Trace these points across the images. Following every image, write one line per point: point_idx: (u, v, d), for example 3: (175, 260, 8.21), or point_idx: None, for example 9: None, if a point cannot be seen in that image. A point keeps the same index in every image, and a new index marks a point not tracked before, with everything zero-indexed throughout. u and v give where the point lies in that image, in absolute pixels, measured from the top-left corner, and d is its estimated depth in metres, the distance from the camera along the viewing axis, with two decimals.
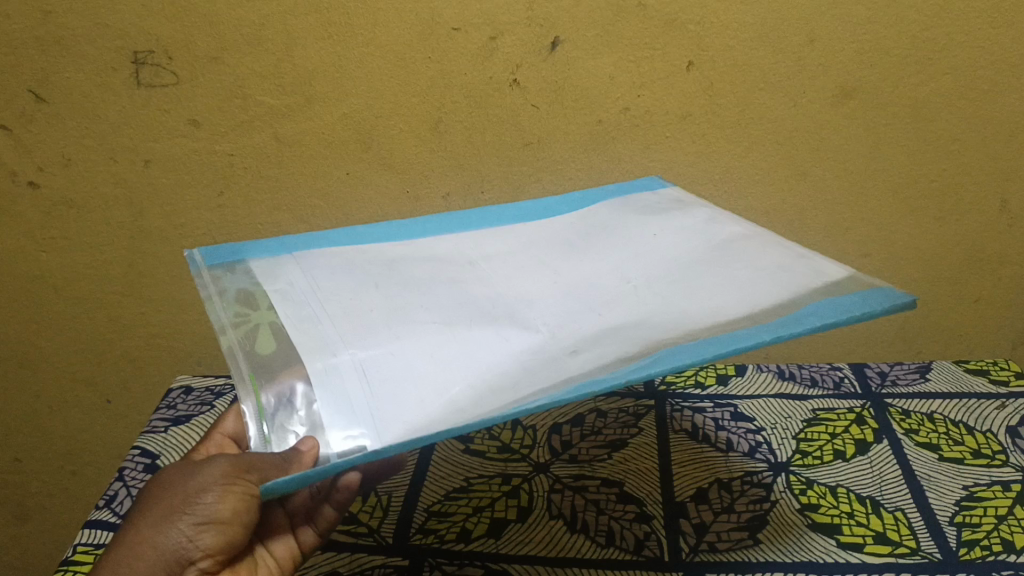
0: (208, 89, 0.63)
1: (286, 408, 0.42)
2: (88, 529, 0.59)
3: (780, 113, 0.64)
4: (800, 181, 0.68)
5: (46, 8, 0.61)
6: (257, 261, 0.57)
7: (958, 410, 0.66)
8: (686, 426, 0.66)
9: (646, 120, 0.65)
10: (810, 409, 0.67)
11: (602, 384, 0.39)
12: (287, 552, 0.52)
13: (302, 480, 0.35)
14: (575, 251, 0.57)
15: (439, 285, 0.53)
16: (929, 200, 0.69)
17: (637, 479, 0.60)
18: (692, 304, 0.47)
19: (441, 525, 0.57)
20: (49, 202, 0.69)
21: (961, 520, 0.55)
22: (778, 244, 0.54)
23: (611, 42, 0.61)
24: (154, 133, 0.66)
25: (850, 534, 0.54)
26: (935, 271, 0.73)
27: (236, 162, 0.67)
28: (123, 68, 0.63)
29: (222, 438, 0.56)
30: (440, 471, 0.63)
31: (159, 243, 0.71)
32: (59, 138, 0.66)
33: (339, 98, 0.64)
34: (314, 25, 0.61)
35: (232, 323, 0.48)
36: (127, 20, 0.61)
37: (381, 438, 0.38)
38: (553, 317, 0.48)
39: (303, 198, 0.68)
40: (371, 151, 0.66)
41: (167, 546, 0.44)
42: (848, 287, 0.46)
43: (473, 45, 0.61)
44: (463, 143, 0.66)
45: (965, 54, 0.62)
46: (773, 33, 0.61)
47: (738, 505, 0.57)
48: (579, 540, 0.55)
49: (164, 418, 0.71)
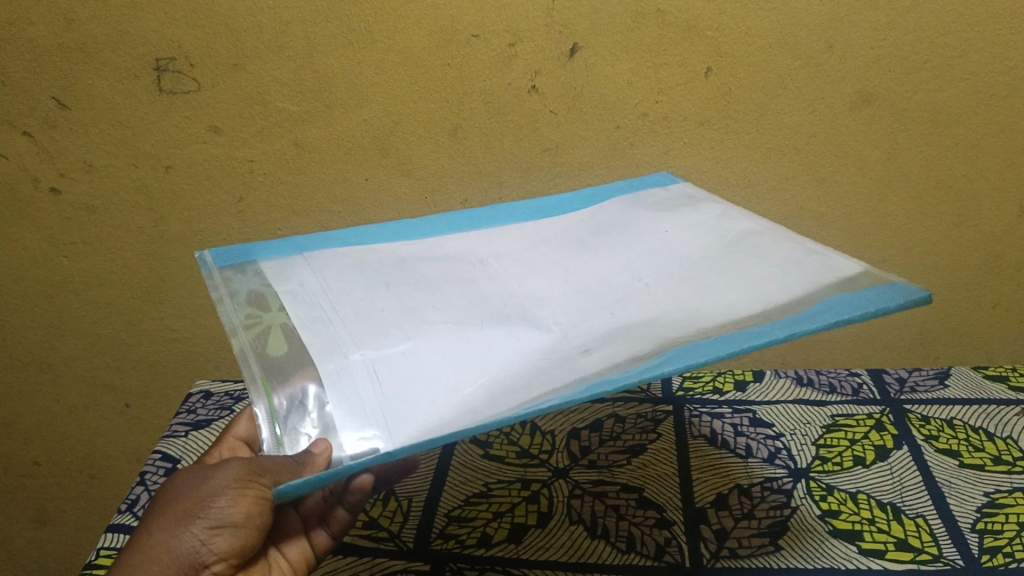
0: (229, 95, 0.64)
1: (298, 410, 0.42)
2: (111, 532, 0.60)
3: (798, 118, 0.65)
4: (818, 187, 0.68)
5: (69, 16, 0.61)
6: (268, 263, 0.57)
7: (977, 416, 0.66)
8: (705, 431, 0.66)
9: (664, 126, 0.65)
10: (828, 415, 0.67)
11: (614, 383, 0.39)
12: (300, 554, 0.52)
13: (313, 483, 0.36)
14: (586, 249, 0.57)
15: (450, 284, 0.53)
16: (948, 205, 0.69)
17: (657, 484, 0.60)
18: (705, 303, 0.47)
19: (461, 530, 0.57)
20: (70, 207, 0.70)
21: (983, 526, 0.55)
22: (789, 239, 0.54)
23: (630, 49, 0.62)
24: (175, 139, 0.66)
25: (872, 540, 0.54)
26: (954, 276, 0.73)
27: (256, 168, 0.67)
28: (146, 76, 0.63)
29: (235, 441, 0.56)
30: (459, 476, 0.63)
31: (179, 248, 0.72)
32: (81, 144, 0.67)
33: (359, 105, 0.64)
34: (335, 32, 0.61)
35: (244, 324, 0.49)
36: (150, 27, 0.61)
37: (394, 438, 0.38)
38: (565, 316, 0.48)
39: (322, 203, 0.69)
40: (390, 158, 0.67)
41: (182, 550, 0.44)
42: (864, 283, 0.46)
43: (492, 52, 0.62)
44: (482, 149, 0.66)
45: (985, 60, 0.62)
46: (791, 39, 0.61)
47: (759, 511, 0.57)
48: (600, 545, 0.55)
49: (184, 422, 0.72)
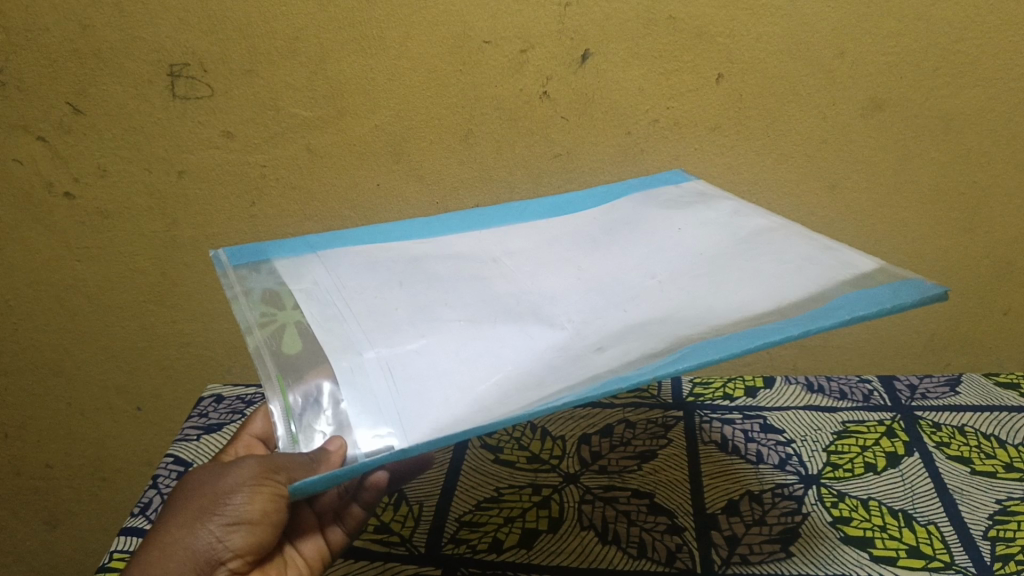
0: (242, 101, 0.64)
1: (313, 408, 0.43)
2: (124, 535, 0.60)
3: (809, 124, 0.65)
4: (828, 194, 0.68)
5: (84, 22, 0.62)
6: (282, 261, 0.58)
7: (988, 423, 0.66)
8: (716, 437, 0.66)
9: (675, 132, 0.65)
10: (839, 421, 0.67)
11: (628, 380, 0.39)
12: (317, 551, 0.52)
13: (330, 479, 0.36)
14: (599, 246, 0.57)
15: (463, 282, 0.53)
16: (959, 212, 0.69)
17: (667, 490, 0.60)
18: (720, 301, 0.47)
19: (473, 535, 0.58)
20: (84, 211, 0.70)
21: (995, 533, 0.55)
22: (803, 236, 0.54)
23: (642, 55, 0.62)
24: (188, 144, 0.66)
25: (884, 547, 0.54)
26: (964, 282, 0.72)
27: (269, 173, 0.68)
28: (160, 81, 0.64)
29: (251, 439, 0.56)
30: (471, 481, 0.63)
31: (191, 252, 0.72)
32: (95, 150, 0.67)
33: (370, 111, 0.65)
34: (348, 38, 0.61)
35: (259, 323, 0.49)
36: (164, 33, 0.62)
37: (407, 435, 0.38)
38: (579, 313, 0.49)
39: (334, 208, 0.69)
40: (402, 164, 0.67)
41: (198, 547, 0.44)
42: (878, 280, 0.46)
43: (503, 58, 0.62)
44: (493, 154, 0.67)
45: (997, 66, 0.62)
46: (801, 45, 0.61)
47: (770, 517, 0.57)
48: (611, 551, 0.55)
49: (196, 426, 0.72)
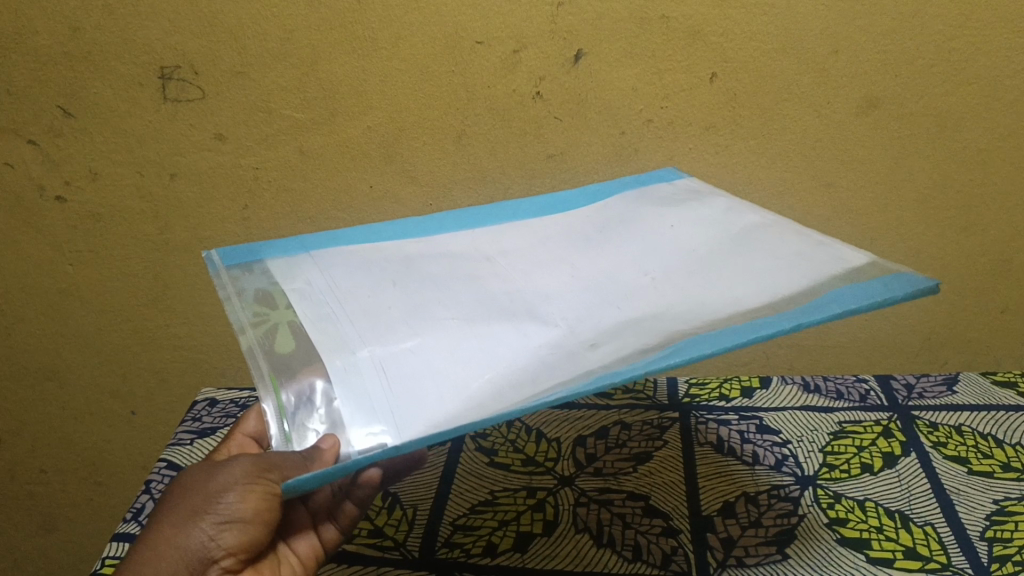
0: (233, 103, 0.64)
1: (306, 406, 0.42)
2: (117, 541, 0.60)
3: (804, 123, 0.64)
4: (824, 193, 0.68)
5: (74, 25, 0.61)
6: (276, 262, 0.57)
7: (986, 423, 0.66)
8: (712, 439, 0.65)
9: (669, 131, 0.65)
10: (835, 421, 0.67)
11: (622, 374, 0.39)
12: (310, 549, 0.52)
13: (323, 478, 0.36)
14: (592, 245, 0.57)
15: (457, 281, 0.53)
16: (956, 210, 0.68)
17: (663, 492, 0.60)
18: (713, 297, 0.46)
19: (467, 539, 0.57)
20: (76, 215, 0.70)
21: (992, 534, 0.54)
22: (796, 233, 0.54)
23: (635, 54, 0.61)
24: (180, 148, 0.66)
25: (880, 549, 0.54)
26: (961, 281, 0.72)
27: (261, 175, 0.67)
28: (151, 84, 0.63)
29: (244, 438, 0.56)
30: (465, 484, 0.63)
31: (183, 255, 0.72)
32: (87, 153, 0.67)
33: (362, 113, 0.64)
34: (339, 39, 0.61)
35: (252, 323, 0.49)
36: (154, 36, 0.61)
37: (402, 434, 0.38)
38: (573, 311, 0.48)
39: (326, 210, 0.69)
40: (394, 165, 0.67)
41: (190, 546, 0.44)
42: (870, 273, 0.46)
43: (496, 58, 0.62)
44: (487, 156, 0.66)
45: (992, 63, 0.62)
46: (795, 43, 0.61)
47: (766, 519, 0.57)
48: (605, 554, 0.55)
49: (189, 430, 0.72)
